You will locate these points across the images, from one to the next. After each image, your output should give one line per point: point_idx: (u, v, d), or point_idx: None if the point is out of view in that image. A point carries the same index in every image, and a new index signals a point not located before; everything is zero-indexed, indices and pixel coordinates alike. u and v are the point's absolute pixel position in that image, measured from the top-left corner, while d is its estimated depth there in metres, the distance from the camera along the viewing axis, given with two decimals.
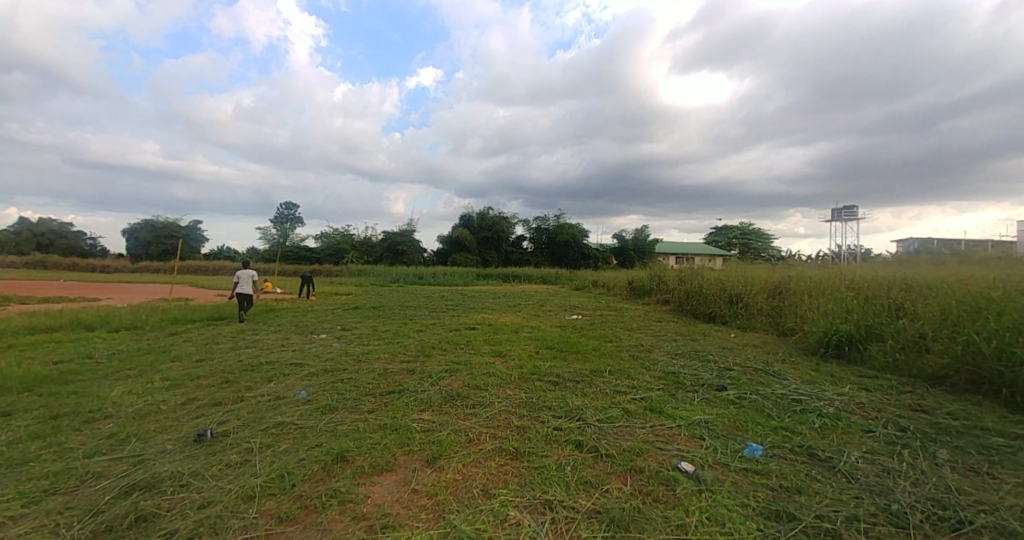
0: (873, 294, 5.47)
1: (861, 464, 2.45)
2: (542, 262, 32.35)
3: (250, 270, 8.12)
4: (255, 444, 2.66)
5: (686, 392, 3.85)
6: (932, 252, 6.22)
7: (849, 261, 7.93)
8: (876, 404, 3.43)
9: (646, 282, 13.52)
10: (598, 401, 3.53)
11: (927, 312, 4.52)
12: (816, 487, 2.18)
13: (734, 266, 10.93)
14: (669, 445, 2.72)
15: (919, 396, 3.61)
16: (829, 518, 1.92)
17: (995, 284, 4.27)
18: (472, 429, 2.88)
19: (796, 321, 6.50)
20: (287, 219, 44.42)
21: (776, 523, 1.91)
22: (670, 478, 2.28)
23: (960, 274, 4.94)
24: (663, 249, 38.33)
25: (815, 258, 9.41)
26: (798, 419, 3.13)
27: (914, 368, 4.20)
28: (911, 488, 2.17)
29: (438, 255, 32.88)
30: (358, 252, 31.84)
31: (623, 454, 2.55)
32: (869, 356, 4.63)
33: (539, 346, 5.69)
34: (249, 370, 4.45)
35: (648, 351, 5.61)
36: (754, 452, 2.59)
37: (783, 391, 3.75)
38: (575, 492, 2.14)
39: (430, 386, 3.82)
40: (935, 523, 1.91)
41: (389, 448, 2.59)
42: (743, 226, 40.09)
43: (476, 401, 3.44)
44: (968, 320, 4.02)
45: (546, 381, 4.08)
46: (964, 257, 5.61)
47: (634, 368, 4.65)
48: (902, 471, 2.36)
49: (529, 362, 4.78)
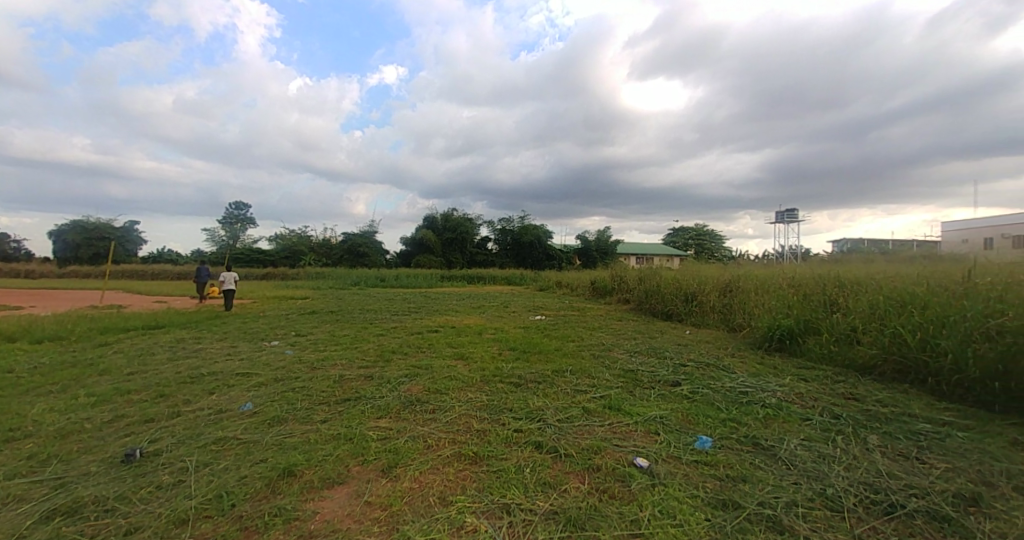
0: (811, 290, 5.86)
1: (799, 450, 2.60)
2: (507, 262, 32.45)
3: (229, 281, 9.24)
4: (192, 463, 2.47)
5: (644, 389, 3.95)
6: (864, 252, 6.73)
7: (792, 260, 8.46)
8: (813, 394, 3.65)
9: (608, 282, 13.84)
10: (558, 401, 3.55)
11: (858, 307, 4.86)
12: (760, 475, 2.30)
13: (690, 265, 11.42)
14: (626, 441, 2.77)
15: (852, 385, 3.88)
16: (770, 504, 2.02)
17: (917, 280, 4.66)
18: (431, 435, 2.82)
19: (745, 317, 6.86)
20: (237, 219, 42.43)
21: (722, 511, 1.98)
22: (626, 474, 2.32)
23: (886, 272, 5.36)
24: (624, 249, 39.49)
25: (762, 257, 9.98)
26: (744, 410, 3.29)
27: (848, 359, 4.51)
28: (844, 473, 2.32)
29: (400, 256, 32.23)
30: (315, 254, 30.58)
31: (582, 453, 2.57)
32: (808, 349, 4.95)
33: (502, 348, 5.67)
34: (189, 383, 4.15)
35: (609, 350, 5.73)
36: (704, 444, 2.70)
37: (732, 384, 3.93)
38: (533, 494, 2.14)
39: (388, 393, 3.71)
40: (867, 506, 2.03)
41: (342, 458, 2.49)
42: (698, 228, 42.08)
43: (436, 406, 3.38)
44: (896, 314, 4.36)
45: (509, 382, 4.07)
46: (891, 257, 6.09)
47: (594, 367, 4.74)
48: (837, 456, 2.52)
49: (491, 364, 4.75)
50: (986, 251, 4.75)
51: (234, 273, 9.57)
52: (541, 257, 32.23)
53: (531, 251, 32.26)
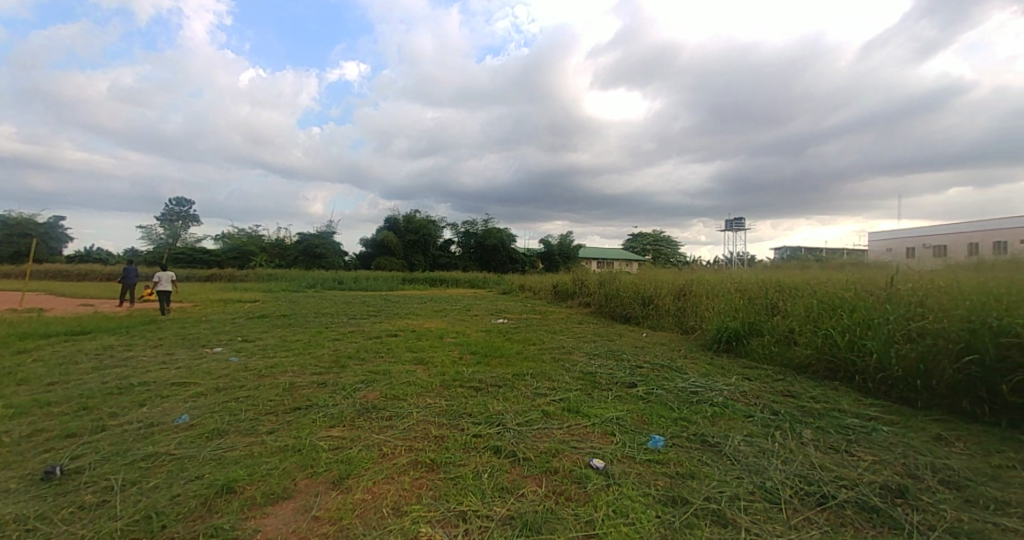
0: (755, 294, 6.21)
1: (742, 446, 2.74)
2: (470, 265, 32.28)
3: (165, 278, 8.75)
4: (120, 481, 2.28)
5: (601, 391, 4.03)
6: (802, 259, 7.22)
7: (740, 265, 8.94)
8: (756, 392, 3.87)
9: (569, 286, 14.08)
10: (518, 404, 3.56)
11: (796, 310, 5.21)
12: (706, 471, 2.40)
13: (647, 269, 11.83)
14: (583, 443, 2.82)
15: (790, 383, 4.15)
16: (715, 499, 2.11)
17: (846, 285, 5.05)
18: (386, 443, 2.74)
19: (697, 320, 7.17)
20: (180, 217, 39.73)
21: (672, 508, 2.06)
22: (582, 476, 2.36)
23: (821, 278, 5.78)
24: (585, 253, 40.30)
25: (713, 262, 10.50)
26: (694, 409, 3.43)
27: (787, 358, 4.82)
28: (782, 466, 2.47)
29: (360, 258, 31.32)
30: (268, 255, 29.12)
31: (540, 456, 2.59)
32: (752, 349, 5.25)
33: (463, 352, 5.62)
34: (118, 394, 3.82)
35: (568, 353, 5.82)
36: (657, 444, 2.79)
37: (684, 385, 4.09)
38: (490, 500, 2.12)
39: (343, 400, 3.58)
40: (802, 497, 2.17)
41: (288, 472, 2.38)
42: (655, 234, 43.68)
43: (393, 413, 3.30)
44: (828, 317, 4.71)
45: (468, 386, 4.04)
46: (825, 263, 6.58)
47: (553, 370, 4.80)
48: (776, 451, 2.68)
49: (451, 368, 4.70)
50: (906, 260, 5.23)
51: (172, 273, 9.04)
52: (505, 260, 32.31)
53: (494, 255, 32.27)
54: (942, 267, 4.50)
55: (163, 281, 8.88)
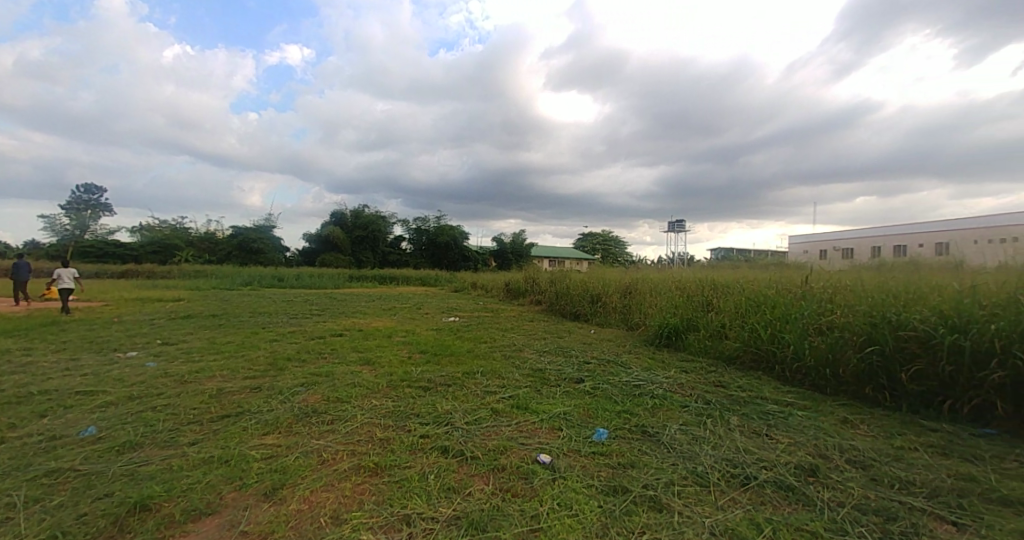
0: (693, 292, 6.59)
1: (678, 434, 2.90)
2: (421, 263, 31.68)
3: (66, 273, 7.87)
4: (11, 502, 2.02)
5: (550, 387, 4.11)
6: (734, 259, 7.76)
7: (680, 265, 9.45)
8: (692, 383, 4.12)
9: (521, 284, 14.20)
10: (467, 403, 3.54)
11: (728, 306, 5.59)
12: (646, 460, 2.52)
13: (596, 267, 12.20)
14: (531, 439, 2.85)
15: (722, 375, 4.45)
16: (653, 486, 2.22)
17: (771, 283, 5.49)
18: (326, 448, 2.63)
19: (641, 317, 7.49)
20: (91, 207, 35.71)
21: (613, 497, 2.13)
22: (529, 472, 2.39)
23: (750, 276, 6.24)
24: (537, 251, 40.84)
25: (657, 262, 11.02)
26: (636, 402, 3.59)
27: (719, 351, 5.16)
28: (712, 452, 2.64)
29: (303, 254, 29.76)
30: (198, 250, 26.91)
31: (487, 454, 2.59)
32: (690, 344, 5.57)
33: (412, 351, 5.50)
34: (10, 405, 3.38)
35: (519, 350, 5.87)
36: (601, 436, 2.88)
37: (627, 379, 4.26)
38: (436, 501, 2.10)
39: (280, 404, 3.39)
40: (729, 479, 2.33)
41: (213, 485, 2.21)
42: (604, 234, 45.13)
43: (335, 416, 3.16)
44: (755, 312, 5.10)
45: (417, 386, 3.96)
46: (754, 263, 7.11)
47: (503, 367, 4.82)
48: (708, 437, 2.86)
49: (399, 368, 4.59)
50: (821, 261, 5.76)
51: (73, 267, 8.19)
52: (457, 258, 32.01)
53: (446, 252, 31.88)
54: (850, 267, 5.01)
55: (64, 278, 7.97)
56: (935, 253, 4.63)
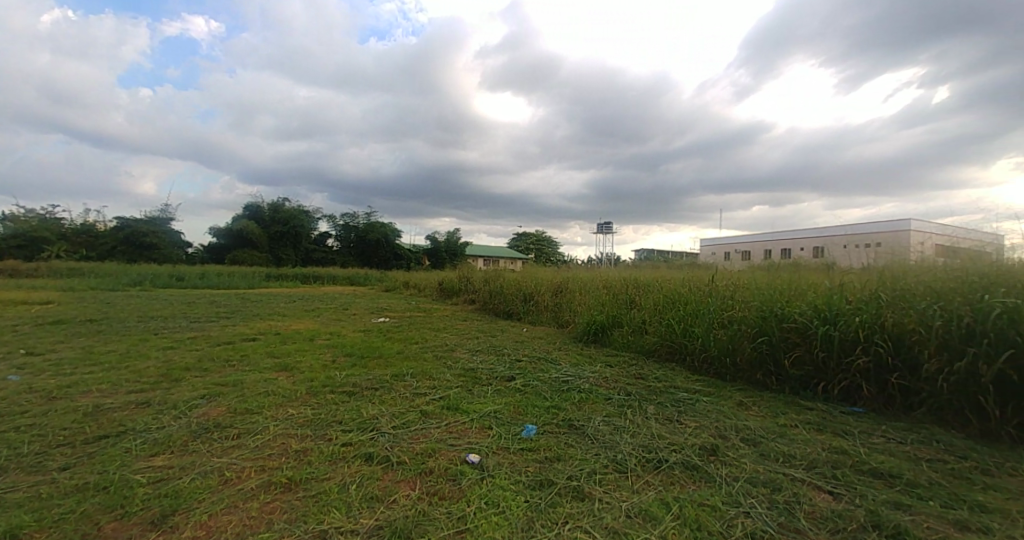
0: (618, 290, 6.94)
1: (601, 426, 3.03)
2: (349, 261, 30.12)
3: None
4: None
5: (481, 386, 4.10)
6: (655, 260, 8.30)
7: (608, 265, 9.92)
8: (615, 377, 4.33)
9: (455, 283, 14.05)
10: (395, 407, 3.42)
11: (648, 303, 5.96)
12: (571, 452, 2.60)
13: (529, 267, 12.42)
14: (460, 440, 2.82)
15: (642, 367, 4.73)
16: (577, 477, 2.29)
17: (685, 282, 5.95)
18: (232, 466, 2.39)
19: (571, 315, 7.75)
20: None
21: (539, 491, 2.17)
22: (457, 473, 2.36)
23: (668, 276, 6.71)
24: (472, 250, 40.70)
25: (586, 262, 11.47)
26: (564, 397, 3.70)
27: (640, 346, 5.49)
28: (631, 439, 2.79)
29: (212, 250, 26.94)
30: (77, 244, 23.25)
31: (415, 458, 2.52)
32: (615, 339, 5.87)
33: (336, 355, 5.20)
34: None
35: (451, 350, 5.79)
36: (530, 432, 2.93)
37: (556, 375, 4.38)
38: (357, 512, 1.99)
39: (176, 420, 3.02)
40: (645, 464, 2.48)
41: (87, 517, 1.91)
42: (537, 234, 46.12)
43: (243, 430, 2.89)
44: (671, 308, 5.49)
45: (340, 392, 3.74)
46: (672, 264, 7.67)
47: (435, 368, 4.72)
48: (628, 427, 3.02)
49: (321, 373, 4.31)
50: (727, 262, 6.35)
51: None
52: (388, 256, 30.88)
53: (376, 250, 30.62)
54: (750, 268, 5.57)
55: None
56: (816, 255, 5.29)
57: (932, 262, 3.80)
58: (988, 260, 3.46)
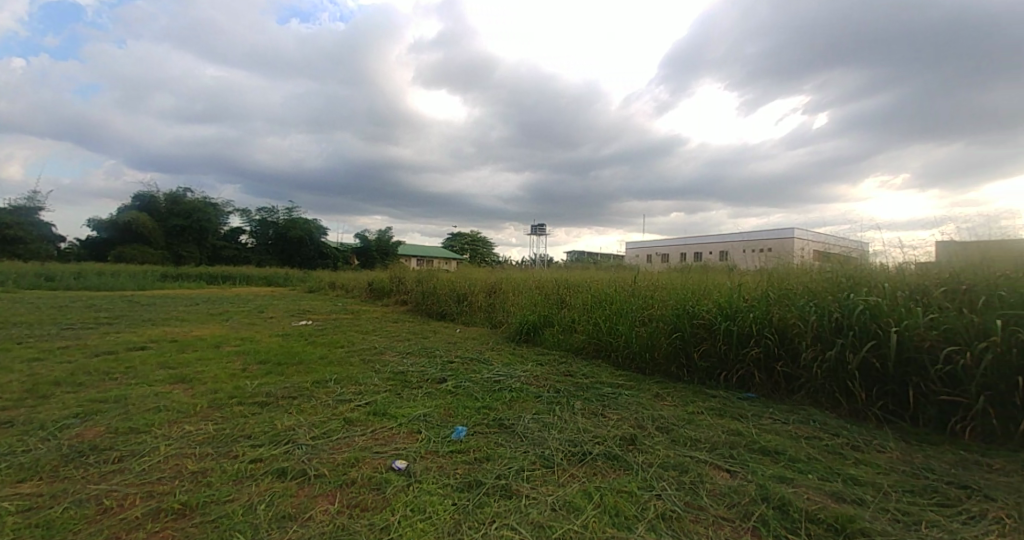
0: (549, 291, 7.12)
1: (531, 423, 3.08)
2: (266, 260, 27.83)
3: None
4: None
5: (410, 389, 3.97)
6: (585, 261, 8.64)
7: (541, 266, 10.14)
8: (545, 375, 4.43)
9: (385, 283, 13.54)
10: (314, 416, 3.20)
11: (577, 303, 6.19)
12: (500, 451, 2.61)
13: (463, 267, 12.32)
14: (386, 446, 2.71)
15: (571, 365, 4.90)
16: (505, 476, 2.30)
17: (611, 282, 6.25)
18: (113, 493, 2.08)
19: (504, 315, 7.80)
20: None
21: (467, 493, 2.15)
22: (382, 481, 2.26)
23: (596, 277, 7.02)
24: (404, 250, 39.54)
25: (520, 263, 11.64)
26: (495, 397, 3.70)
27: (569, 344, 5.67)
28: (558, 435, 2.87)
29: (95, 246, 23.44)
30: None
31: (336, 469, 2.37)
32: (545, 338, 6.01)
33: (249, 362, 4.75)
34: None
35: (380, 353, 5.57)
36: (459, 434, 2.89)
37: (488, 375, 4.38)
38: (266, 533, 1.83)
39: (41, 445, 2.57)
40: (571, 458, 2.56)
41: None
42: (472, 235, 45.94)
43: (130, 451, 2.53)
44: (598, 307, 5.75)
45: (252, 403, 3.42)
46: (600, 265, 8.03)
47: (361, 372, 4.50)
48: (556, 422, 3.10)
49: (229, 383, 3.91)
50: (649, 264, 6.78)
51: None
52: (312, 255, 28.99)
53: (299, 248, 28.60)
54: (667, 269, 5.99)
55: None
56: (723, 258, 5.83)
57: (814, 265, 4.36)
58: (855, 264, 4.03)
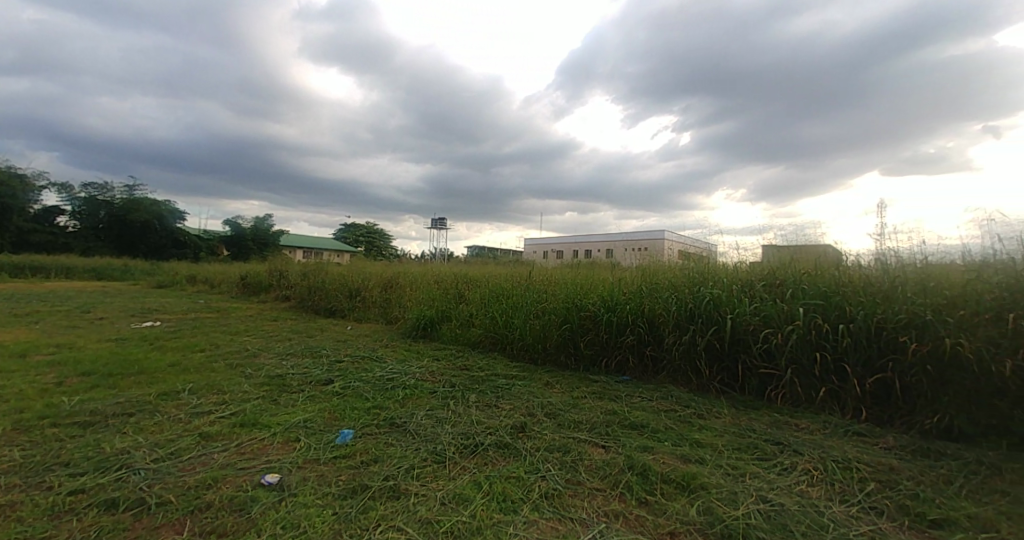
0: (447, 285, 7.05)
1: (423, 420, 3.00)
2: (94, 249, 23.03)
3: None
4: None
5: (290, 394, 3.60)
6: (484, 257, 8.72)
7: (440, 260, 9.97)
8: (441, 370, 4.37)
9: (263, 277, 12.09)
10: (162, 433, 2.72)
11: (475, 298, 6.22)
12: (389, 451, 2.50)
13: (357, 260, 11.57)
14: (256, 460, 2.41)
15: (466, 359, 4.91)
16: (392, 476, 2.21)
17: (508, 277, 6.41)
18: None
19: (400, 310, 7.50)
20: None
21: (349, 499, 2.02)
22: (248, 499, 2.01)
23: (494, 272, 7.13)
24: (288, 241, 35.79)
25: (419, 257, 11.31)
26: (386, 396, 3.54)
27: (466, 337, 5.68)
28: (451, 429, 2.84)
29: None
30: None
31: (188, 493, 2.05)
32: (443, 333, 5.94)
33: (72, 374, 3.86)
34: None
35: (254, 355, 4.96)
36: (344, 438, 2.70)
37: (380, 374, 4.18)
38: None
39: None
40: (462, 451, 2.55)
41: None
42: (367, 227, 43.40)
43: None
44: (495, 301, 5.85)
45: (73, 425, 2.79)
46: (499, 261, 8.16)
47: (229, 378, 3.96)
48: (449, 417, 3.08)
49: (39, 401, 3.13)
50: (544, 260, 7.08)
51: None
52: (164, 244, 24.72)
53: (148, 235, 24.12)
54: (559, 266, 6.32)
55: None
56: (607, 255, 6.34)
57: (680, 262, 4.96)
58: (709, 262, 4.68)
